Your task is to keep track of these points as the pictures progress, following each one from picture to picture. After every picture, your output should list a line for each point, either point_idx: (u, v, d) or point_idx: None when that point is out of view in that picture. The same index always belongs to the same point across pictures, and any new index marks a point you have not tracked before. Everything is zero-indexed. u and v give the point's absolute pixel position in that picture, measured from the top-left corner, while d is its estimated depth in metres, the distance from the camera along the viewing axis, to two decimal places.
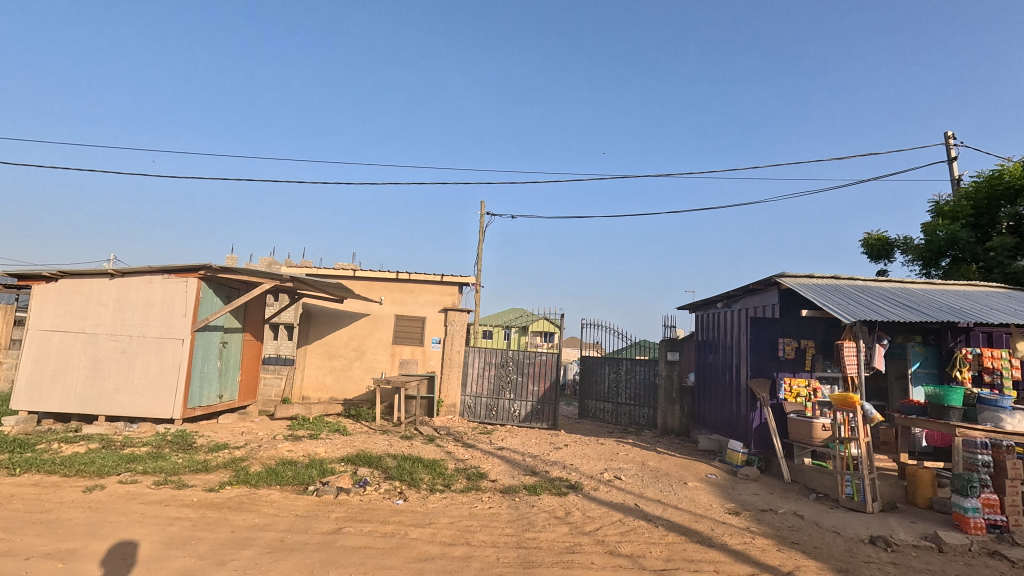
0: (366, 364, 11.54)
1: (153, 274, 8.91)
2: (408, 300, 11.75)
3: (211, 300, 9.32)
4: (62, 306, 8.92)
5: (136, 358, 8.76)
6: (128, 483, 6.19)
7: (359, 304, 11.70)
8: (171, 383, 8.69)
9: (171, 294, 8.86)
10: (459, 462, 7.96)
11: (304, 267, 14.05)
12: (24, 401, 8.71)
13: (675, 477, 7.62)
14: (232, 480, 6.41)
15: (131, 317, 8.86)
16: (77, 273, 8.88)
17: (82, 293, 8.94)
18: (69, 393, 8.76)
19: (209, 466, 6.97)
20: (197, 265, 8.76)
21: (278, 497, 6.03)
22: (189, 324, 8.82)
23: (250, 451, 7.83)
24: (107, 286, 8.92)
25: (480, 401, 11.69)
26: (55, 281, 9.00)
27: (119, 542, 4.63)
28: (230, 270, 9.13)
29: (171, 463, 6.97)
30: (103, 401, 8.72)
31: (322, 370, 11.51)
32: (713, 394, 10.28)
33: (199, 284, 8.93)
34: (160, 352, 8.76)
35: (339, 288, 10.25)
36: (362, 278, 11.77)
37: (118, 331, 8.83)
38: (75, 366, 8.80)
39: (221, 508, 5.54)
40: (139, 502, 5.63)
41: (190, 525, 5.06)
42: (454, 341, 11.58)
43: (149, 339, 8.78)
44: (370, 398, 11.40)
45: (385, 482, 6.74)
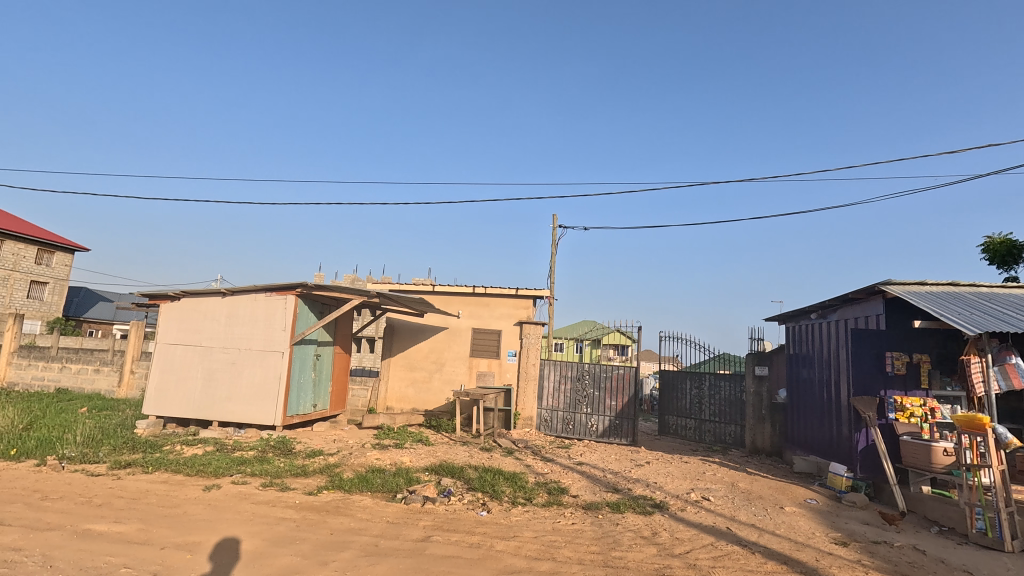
0: (445, 375, 11.88)
1: (256, 292, 9.78)
2: (484, 313, 11.99)
3: (307, 315, 10.06)
4: (183, 322, 10.02)
5: (242, 369, 9.61)
6: (240, 483, 6.79)
7: (437, 318, 12.10)
8: (272, 393, 9.44)
9: (273, 310, 9.67)
10: (539, 476, 7.95)
11: (385, 282, 14.85)
12: (152, 406, 9.84)
13: (769, 501, 7.11)
14: (329, 485, 6.82)
15: (238, 332, 9.75)
16: (195, 292, 9.95)
17: (198, 311, 9.99)
18: (187, 401, 9.77)
19: (308, 470, 7.48)
20: (295, 283, 9.54)
21: (369, 503, 6.33)
22: (287, 338, 9.55)
23: (342, 458, 8.30)
24: (219, 304, 9.91)
25: (556, 415, 11.64)
26: (177, 300, 10.13)
27: (234, 537, 5.08)
28: (323, 287, 9.83)
29: (275, 466, 7.56)
30: (215, 408, 9.63)
31: (404, 382, 11.97)
32: (808, 412, 9.54)
33: (296, 300, 9.68)
34: (262, 364, 9.54)
35: (421, 302, 10.63)
36: (440, 293, 12.19)
37: (228, 345, 9.74)
38: (193, 376, 9.80)
39: (320, 511, 5.91)
40: (249, 502, 6.14)
41: (295, 526, 5.43)
42: (529, 354, 11.63)
43: (254, 352, 9.61)
44: (449, 409, 11.72)
45: (469, 493, 6.87)
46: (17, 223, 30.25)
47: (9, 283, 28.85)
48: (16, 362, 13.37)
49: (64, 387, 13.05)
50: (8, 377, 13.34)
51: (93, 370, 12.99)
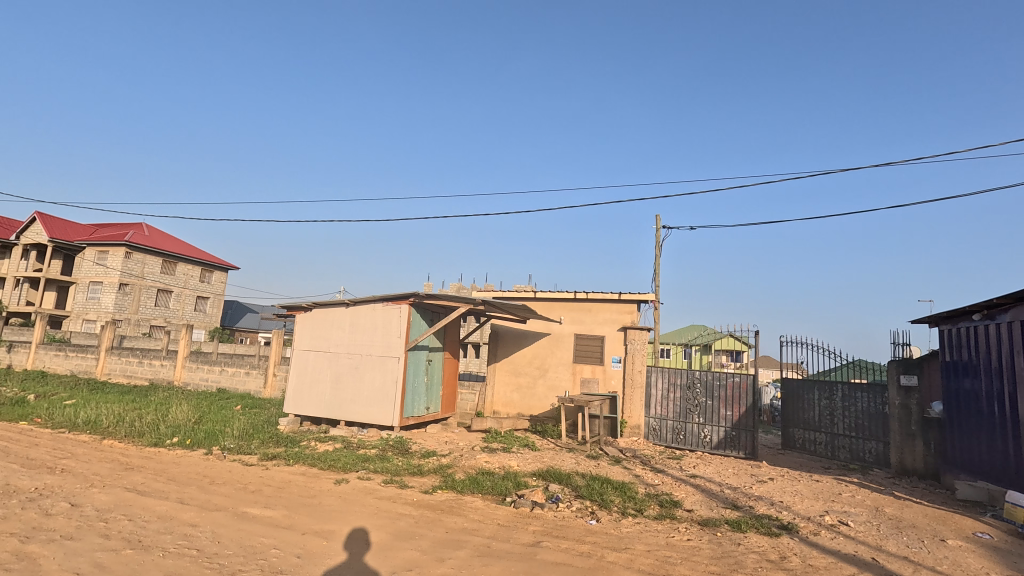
0: (549, 381, 11.94)
1: (374, 302, 10.63)
2: (587, 319, 11.88)
3: (419, 323, 10.71)
4: (315, 331, 11.18)
5: (364, 373, 10.47)
6: (366, 479, 7.39)
7: (540, 324, 12.23)
8: (390, 395, 10.16)
9: (389, 318, 10.43)
10: (650, 487, 7.67)
11: (490, 290, 15.33)
12: (291, 406, 11.08)
13: (925, 531, 6.17)
14: (443, 485, 7.17)
15: (360, 339, 10.65)
16: (324, 303, 11.06)
17: (327, 320, 11.09)
18: (319, 401, 10.85)
19: (424, 470, 7.93)
20: (408, 293, 10.21)
21: (481, 505, 6.54)
22: (402, 344, 10.24)
23: (454, 459, 8.68)
24: (344, 313, 10.91)
25: (665, 424, 11.14)
26: (310, 311, 11.33)
27: (362, 529, 5.53)
28: (433, 296, 10.41)
29: (395, 464, 8.12)
30: (342, 408, 10.59)
31: (509, 387, 12.22)
32: (973, 430, 8.16)
33: (409, 309, 10.35)
34: (381, 369, 10.32)
35: (524, 308, 10.81)
36: (542, 299, 12.31)
37: (352, 350, 10.68)
38: (324, 378, 10.87)
39: (436, 510, 6.23)
40: (373, 496, 6.66)
41: (414, 522, 5.77)
42: (634, 361, 11.29)
43: (374, 357, 10.43)
44: (554, 415, 11.74)
45: (577, 500, 6.82)
46: (186, 247, 35.87)
47: (182, 298, 34.37)
48: (188, 365, 15.76)
49: (223, 387, 15.13)
50: (182, 378, 15.77)
51: (245, 372, 14.90)
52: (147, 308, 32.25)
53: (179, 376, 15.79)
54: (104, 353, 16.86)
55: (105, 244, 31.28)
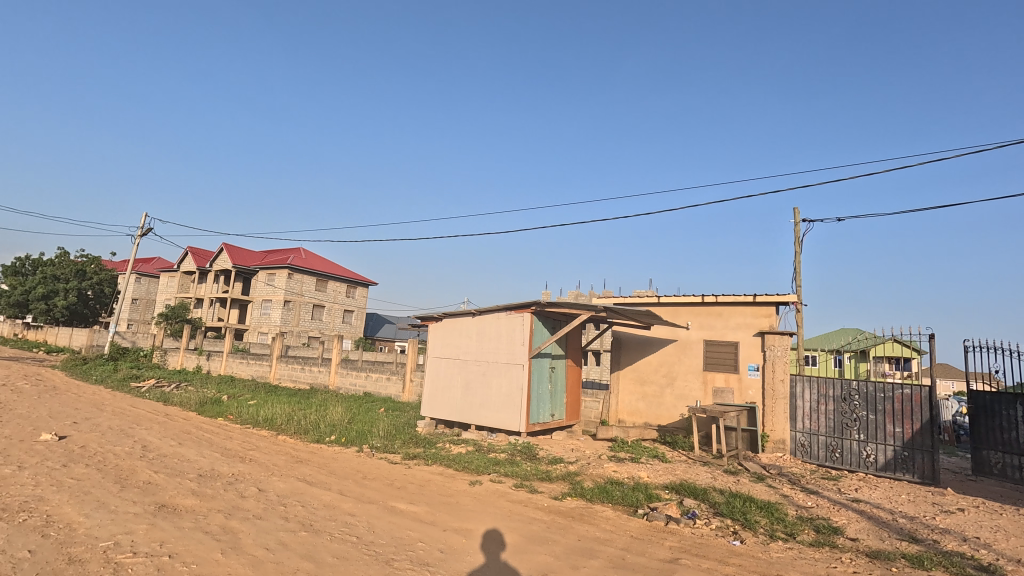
0: (678, 390, 11.36)
1: (498, 312, 11.06)
2: (717, 324, 11.13)
3: (541, 331, 10.89)
4: (446, 339, 11.93)
5: (491, 380, 10.90)
6: (497, 482, 7.68)
7: (665, 330, 11.72)
8: (517, 402, 10.43)
9: (513, 327, 10.77)
10: (801, 510, 6.90)
11: (610, 296, 15.09)
12: (427, 410, 11.90)
13: None
14: (572, 492, 7.18)
15: (487, 346, 11.12)
16: (453, 313, 11.78)
17: (456, 329, 11.78)
18: (451, 406, 11.50)
19: (552, 476, 8.00)
20: (530, 302, 10.45)
21: (612, 515, 6.42)
22: (526, 352, 10.48)
23: (582, 467, 8.64)
24: (471, 322, 11.51)
25: (816, 440, 9.97)
26: (440, 321, 12.14)
27: (497, 529, 5.74)
28: (554, 304, 10.53)
29: (524, 469, 8.31)
30: (472, 413, 11.11)
31: (635, 396, 11.86)
32: None
33: (531, 317, 10.59)
34: (507, 376, 10.65)
35: (648, 314, 10.44)
36: (667, 305, 11.80)
37: (479, 358, 11.20)
38: (455, 384, 11.51)
39: (567, 516, 6.25)
40: (506, 499, 6.88)
41: (546, 527, 5.86)
42: (775, 369, 10.31)
43: (500, 364, 10.83)
44: (685, 426, 11.14)
45: (716, 517, 6.37)
46: (334, 267, 40.56)
47: (332, 312, 38.93)
48: (340, 371, 17.73)
49: (369, 391, 16.74)
50: (335, 383, 17.78)
51: (386, 378, 16.35)
52: (306, 321, 37.03)
53: (332, 381, 17.83)
54: (276, 361, 19.65)
55: (273, 267, 36.61)
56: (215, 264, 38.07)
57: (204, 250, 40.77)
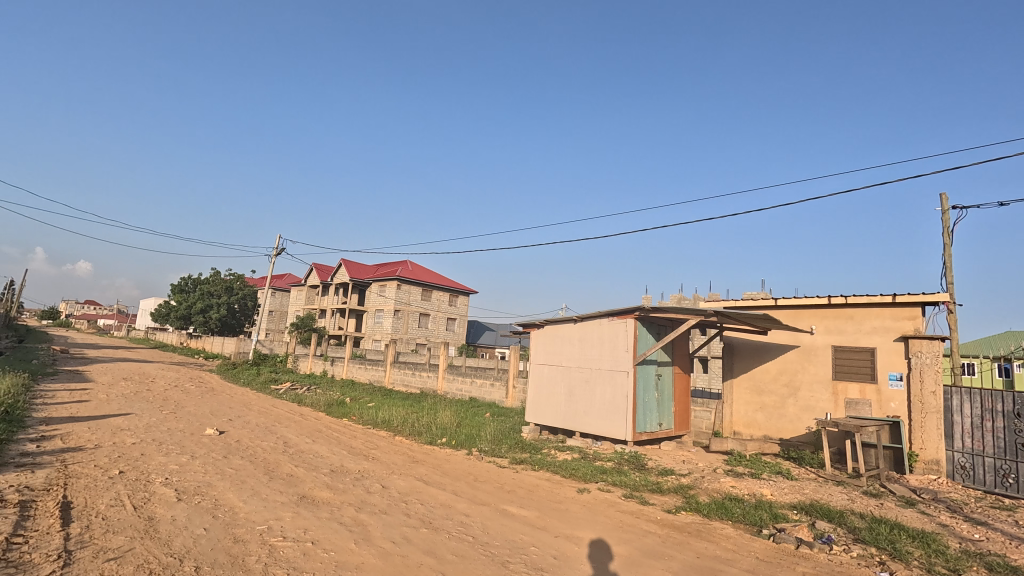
0: (803, 401, 10.37)
1: (601, 317, 10.93)
2: (847, 328, 10.03)
3: (646, 337, 10.55)
4: (548, 346, 12.05)
5: (595, 387, 10.76)
6: (606, 491, 7.54)
7: (785, 335, 10.78)
8: (622, 410, 10.16)
9: (616, 333, 10.57)
10: (966, 543, 5.94)
11: (719, 300, 14.25)
12: (531, 415, 12.06)
13: None
14: (686, 506, 6.84)
15: (590, 353, 11.02)
16: (555, 320, 11.86)
17: (558, 335, 11.84)
18: (555, 412, 11.53)
19: (663, 488, 7.68)
20: (634, 307, 10.19)
21: (733, 533, 6.02)
22: (631, 359, 10.21)
23: (695, 480, 8.20)
24: (573, 329, 11.50)
25: (981, 463, 8.55)
26: (542, 328, 12.30)
27: (610, 540, 5.64)
28: (659, 309, 10.17)
29: (632, 479, 8.08)
30: (576, 420, 11.03)
31: (752, 406, 11.03)
32: None
33: (635, 323, 10.32)
34: (612, 383, 10.44)
35: (766, 318, 9.67)
36: (786, 308, 10.87)
37: (582, 364, 11.12)
38: (558, 391, 11.53)
39: (683, 532, 5.98)
40: (616, 509, 6.75)
41: (661, 541, 5.65)
42: (923, 379, 9.03)
43: (604, 371, 10.66)
44: (812, 440, 10.13)
45: (857, 544, 5.70)
46: (438, 277, 42.70)
47: (437, 320, 40.98)
48: (447, 377, 18.57)
49: (474, 397, 17.33)
50: (443, 388, 18.65)
51: (490, 384, 16.82)
52: (414, 329, 39.37)
53: (440, 386, 18.72)
54: (390, 366, 21.10)
55: (384, 279, 39.43)
56: (335, 278, 41.87)
57: (325, 266, 45.07)
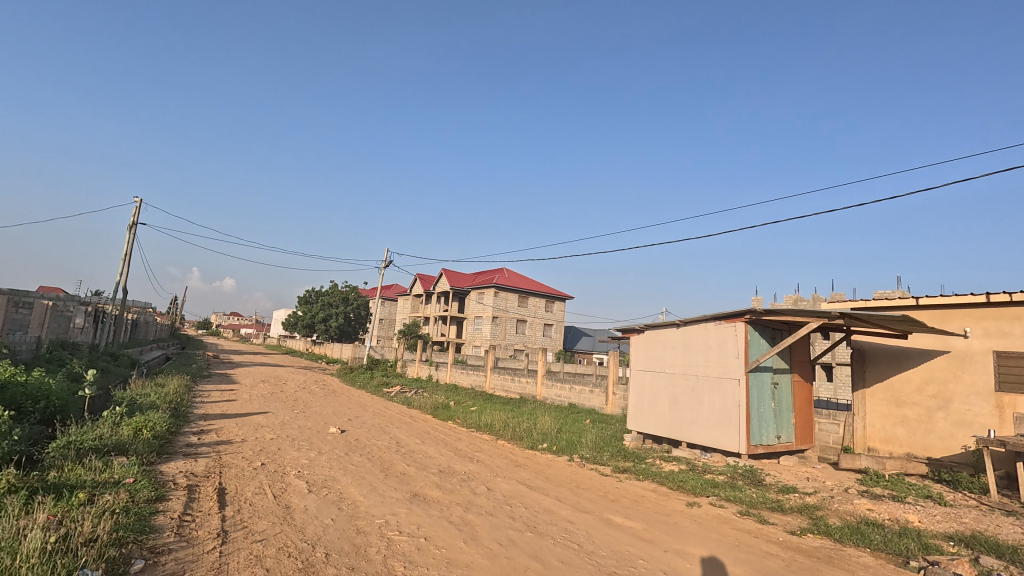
0: (957, 415, 8.96)
1: (707, 322, 10.34)
2: (1014, 331, 8.53)
3: (759, 342, 9.79)
4: (650, 352, 11.65)
5: (702, 395, 10.17)
6: (718, 506, 7.09)
7: (930, 339, 9.43)
8: (733, 420, 9.47)
9: (724, 338, 9.93)
10: None
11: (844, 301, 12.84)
12: (633, 423, 11.70)
13: None
14: (813, 529, 6.20)
15: (696, 359, 10.46)
16: (656, 325, 11.44)
17: (660, 341, 11.40)
18: (659, 421, 11.06)
19: (785, 507, 7.04)
20: (744, 310, 9.52)
21: (872, 563, 5.35)
22: (742, 365, 9.51)
23: (823, 500, 7.41)
24: (677, 334, 11.01)
25: None
26: (643, 333, 11.93)
27: (725, 559, 5.28)
28: (773, 312, 9.40)
29: (748, 495, 7.50)
30: (682, 430, 10.48)
31: (890, 420, 9.75)
32: None
33: (746, 327, 9.61)
34: (721, 391, 9.80)
35: (905, 321, 8.48)
36: (930, 308, 9.50)
37: (687, 371, 10.58)
38: (662, 399, 11.07)
39: (811, 556, 5.43)
40: (731, 527, 6.31)
41: (785, 565, 5.18)
42: None
43: (712, 379, 10.05)
44: (971, 461, 8.70)
45: None
46: (533, 283, 43.21)
47: (534, 326, 41.41)
48: (546, 382, 18.67)
49: (573, 403, 17.21)
50: (543, 393, 18.75)
51: (589, 390, 16.61)
52: (511, 335, 40.15)
53: (540, 391, 18.85)
54: (490, 372, 21.69)
55: (482, 286, 40.71)
56: (436, 287, 44.05)
57: (428, 276, 47.59)
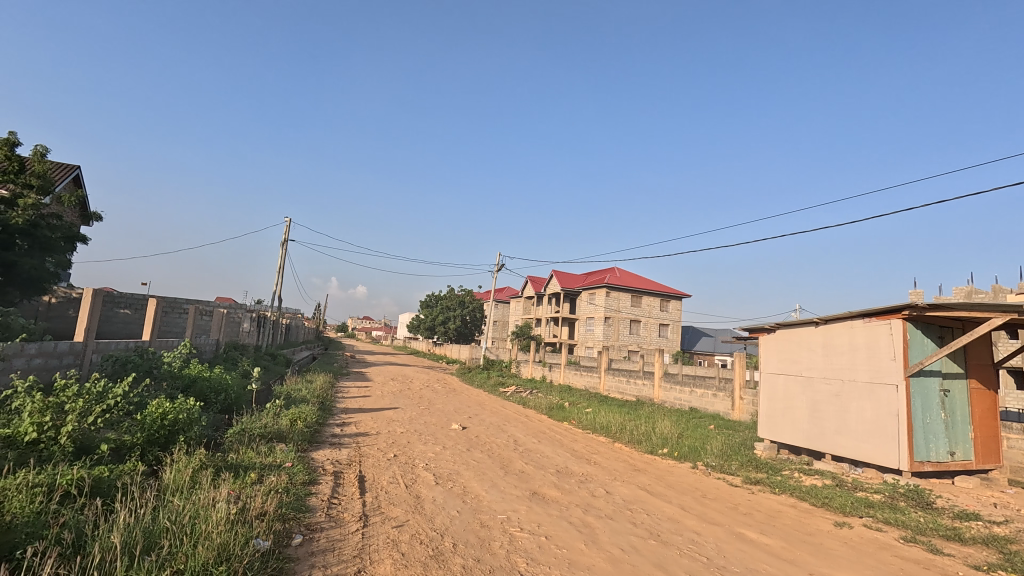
0: None
1: (853, 319, 9.16)
2: None
3: (922, 342, 8.43)
4: (784, 353, 10.62)
5: (849, 402, 9.00)
6: (875, 529, 6.21)
7: None
8: (890, 432, 8.25)
9: (876, 338, 8.70)
10: None
11: None
12: (765, 431, 10.71)
13: None
14: (1006, 565, 5.16)
15: (839, 361, 9.31)
16: (790, 324, 10.41)
17: (795, 341, 10.34)
18: (796, 429, 9.99)
19: (965, 536, 5.94)
20: (901, 305, 8.26)
21: None
22: (900, 369, 8.26)
23: (1018, 532, 6.13)
24: (816, 334, 9.90)
25: None
26: (775, 333, 10.91)
27: None
28: (940, 307, 8.03)
29: (914, 519, 6.46)
30: (826, 441, 9.36)
31: None
32: None
33: (904, 325, 8.33)
34: (873, 398, 8.60)
35: None
36: None
37: (830, 375, 9.45)
38: (799, 405, 10.01)
39: None
40: (892, 554, 5.50)
41: None
42: None
43: (861, 384, 8.86)
44: None
45: None
46: (647, 282, 41.70)
47: (648, 326, 39.95)
48: (664, 385, 17.87)
49: (695, 407, 16.25)
50: (661, 396, 17.98)
51: (712, 394, 15.56)
52: (625, 335, 39.13)
53: (657, 394, 18.09)
54: (604, 373, 21.34)
55: (593, 287, 40.24)
56: (547, 288, 44.42)
57: (539, 278, 48.25)
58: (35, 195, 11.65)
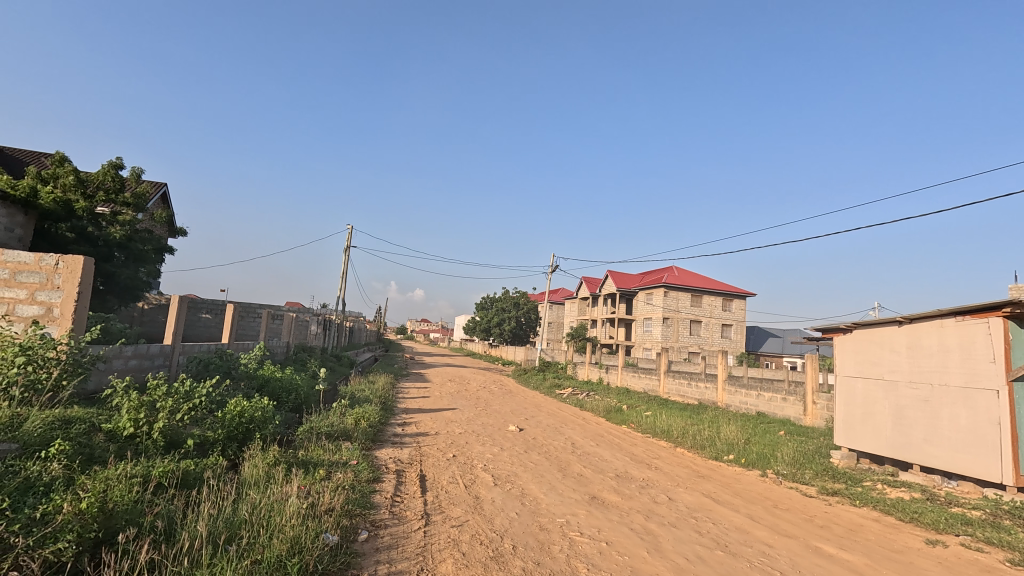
0: None
1: (943, 318, 8.38)
2: None
3: None
4: (862, 354, 9.87)
5: (940, 408, 8.23)
6: (974, 550, 5.63)
7: None
8: (991, 442, 7.46)
9: (971, 338, 7.92)
10: None
11: None
12: (842, 438, 10.00)
13: None
14: None
15: (928, 363, 8.53)
16: (870, 323, 9.67)
17: (876, 342, 9.59)
18: (877, 437, 9.26)
19: None
20: (1001, 302, 7.46)
21: None
22: (1001, 372, 7.46)
23: None
24: (900, 333, 9.14)
25: None
26: (852, 333, 10.17)
27: None
28: None
29: (1020, 539, 5.81)
30: (913, 450, 8.61)
31: None
32: None
33: (1005, 323, 7.52)
34: (969, 404, 7.81)
35: None
36: None
37: (917, 379, 8.69)
38: (881, 411, 9.26)
39: None
40: None
41: None
42: None
43: (954, 388, 8.07)
44: None
45: None
46: (708, 281, 40.16)
47: (710, 326, 38.46)
48: (728, 388, 17.10)
49: (763, 412, 15.44)
50: (725, 400, 17.23)
51: (782, 398, 14.72)
52: (685, 336, 37.87)
53: (721, 398, 17.34)
54: (663, 375, 20.75)
55: (649, 287, 39.26)
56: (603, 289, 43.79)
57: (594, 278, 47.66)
58: (130, 213, 12.76)
